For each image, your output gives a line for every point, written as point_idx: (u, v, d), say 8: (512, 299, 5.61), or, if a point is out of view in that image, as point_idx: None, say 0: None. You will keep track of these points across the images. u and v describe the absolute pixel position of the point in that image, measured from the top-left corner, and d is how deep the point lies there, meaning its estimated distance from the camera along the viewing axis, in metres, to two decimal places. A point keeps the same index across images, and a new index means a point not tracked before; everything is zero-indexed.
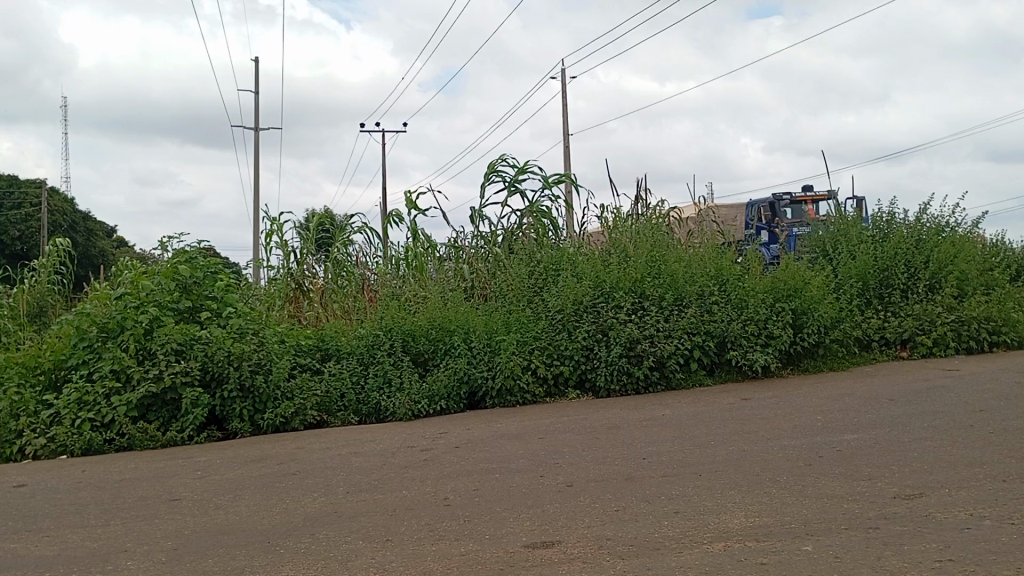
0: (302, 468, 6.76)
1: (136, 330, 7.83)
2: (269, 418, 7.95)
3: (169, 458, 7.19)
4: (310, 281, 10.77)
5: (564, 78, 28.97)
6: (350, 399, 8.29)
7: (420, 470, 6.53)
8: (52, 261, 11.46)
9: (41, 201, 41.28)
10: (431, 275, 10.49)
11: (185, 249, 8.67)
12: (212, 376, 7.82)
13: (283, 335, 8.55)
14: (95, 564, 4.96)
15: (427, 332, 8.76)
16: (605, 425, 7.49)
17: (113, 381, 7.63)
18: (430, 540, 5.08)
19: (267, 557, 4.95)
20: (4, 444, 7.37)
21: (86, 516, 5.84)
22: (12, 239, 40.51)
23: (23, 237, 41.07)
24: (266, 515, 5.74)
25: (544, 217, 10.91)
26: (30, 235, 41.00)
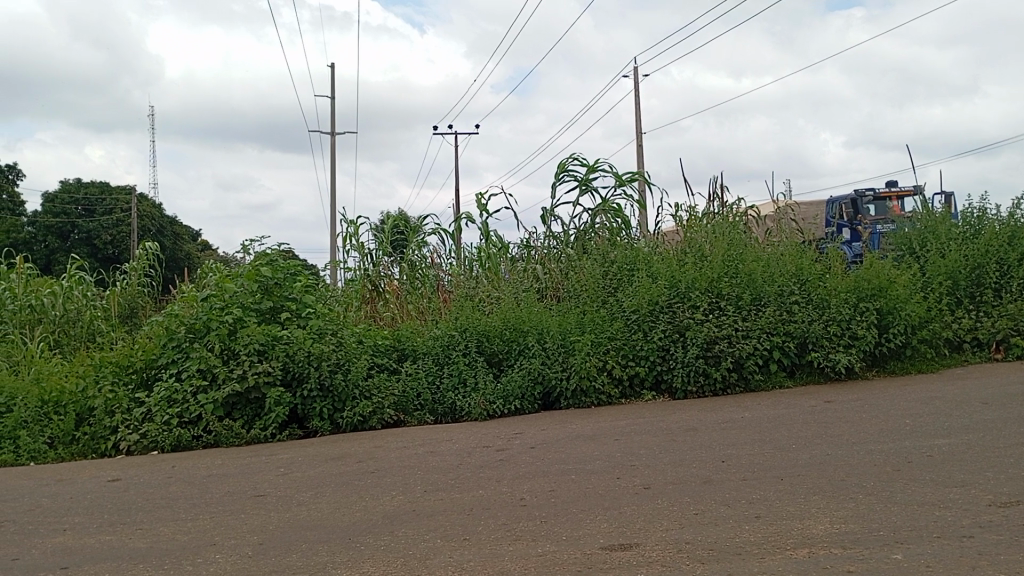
0: (380, 467, 6.87)
1: (221, 330, 8.08)
2: (347, 416, 8.10)
3: (254, 455, 7.40)
4: (386, 282, 10.93)
5: (637, 74, 28.72)
6: (426, 399, 8.39)
7: (497, 470, 6.57)
8: (141, 264, 11.99)
9: (131, 207, 43.13)
10: (505, 275, 10.55)
11: (267, 251, 8.92)
12: (293, 376, 8.02)
13: (361, 335, 8.72)
14: (186, 556, 5.15)
15: (502, 332, 8.81)
16: (682, 427, 7.40)
17: (200, 380, 7.89)
18: (507, 540, 5.10)
19: (349, 553, 5.05)
20: (100, 439, 7.70)
21: (176, 510, 6.06)
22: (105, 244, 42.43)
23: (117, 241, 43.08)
24: (346, 512, 5.86)
25: (617, 215, 10.82)
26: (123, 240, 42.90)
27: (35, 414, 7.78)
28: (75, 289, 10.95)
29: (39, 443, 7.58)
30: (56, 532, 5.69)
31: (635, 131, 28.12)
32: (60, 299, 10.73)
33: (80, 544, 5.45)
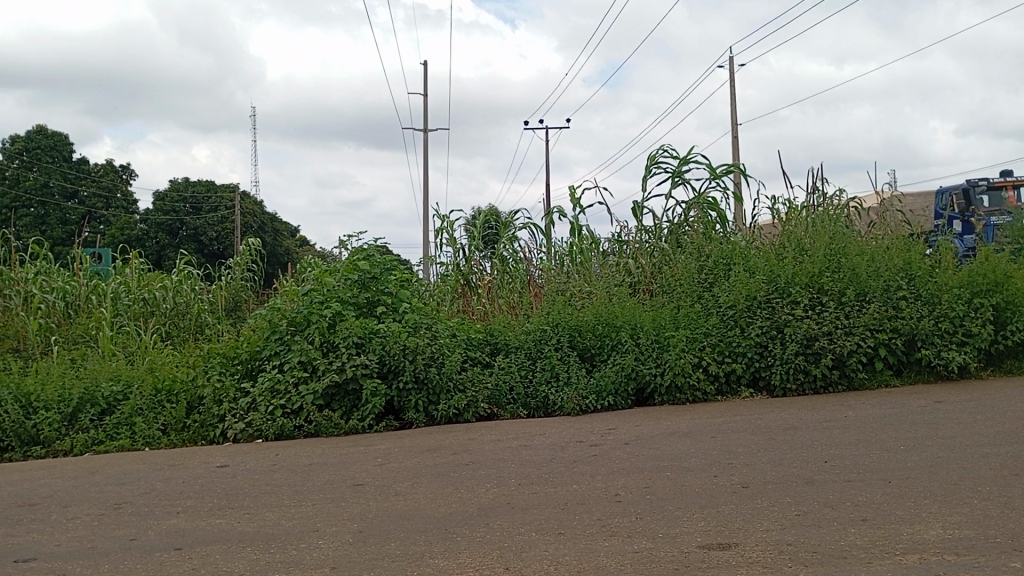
0: (475, 459, 6.95)
1: (321, 324, 8.32)
2: (442, 409, 8.22)
3: (352, 445, 7.60)
4: (478, 277, 11.04)
5: (733, 64, 28.09)
6: (519, 393, 8.43)
7: (590, 465, 6.56)
8: (245, 260, 12.47)
9: (234, 205, 44.90)
10: (596, 270, 10.50)
11: (364, 246, 9.15)
12: (389, 368, 8.19)
13: (455, 329, 8.84)
14: (291, 542, 5.33)
15: (594, 327, 8.79)
16: (781, 425, 7.22)
17: (301, 371, 8.15)
18: (603, 535, 5.08)
19: (446, 544, 5.13)
20: (209, 427, 8.07)
21: (280, 497, 6.28)
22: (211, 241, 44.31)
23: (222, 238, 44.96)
24: (443, 503, 5.95)
25: (712, 209, 10.61)
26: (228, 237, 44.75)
27: (149, 402, 8.14)
28: (184, 284, 11.46)
29: (153, 430, 7.94)
30: (170, 514, 5.98)
31: (730, 122, 27.56)
32: (171, 293, 11.26)
33: (192, 526, 5.72)
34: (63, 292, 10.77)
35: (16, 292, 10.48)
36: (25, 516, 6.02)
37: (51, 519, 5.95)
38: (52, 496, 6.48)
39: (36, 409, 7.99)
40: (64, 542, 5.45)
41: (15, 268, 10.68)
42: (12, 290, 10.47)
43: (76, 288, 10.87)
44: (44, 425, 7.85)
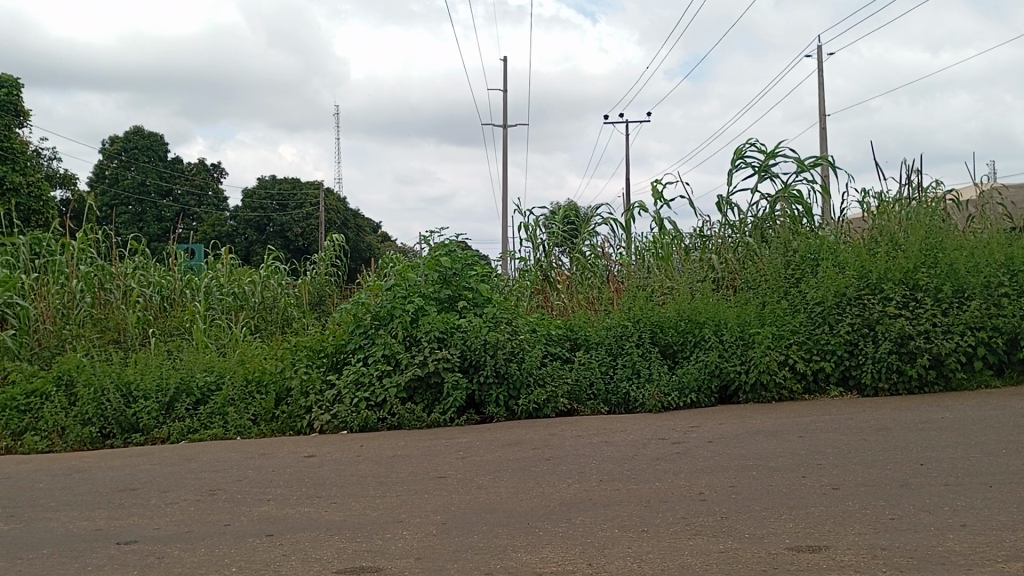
0: (556, 454, 6.95)
1: (404, 318, 8.47)
2: (523, 403, 8.24)
3: (434, 438, 7.69)
4: (557, 272, 11.03)
5: (821, 52, 27.25)
6: (599, 388, 8.39)
7: (673, 463, 6.48)
8: (329, 255, 12.98)
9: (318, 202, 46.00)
10: (678, 266, 10.37)
11: (445, 243, 9.25)
12: (471, 362, 8.25)
13: (535, 324, 8.87)
14: (376, 531, 5.44)
15: (677, 324, 8.70)
16: (873, 426, 7.00)
17: (385, 365, 8.30)
18: (687, 534, 5.02)
19: (529, 538, 5.15)
20: (296, 418, 8.28)
21: (365, 487, 6.42)
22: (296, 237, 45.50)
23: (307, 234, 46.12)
24: (524, 497, 5.98)
25: (798, 202, 10.34)
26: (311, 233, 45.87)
27: (240, 393, 8.43)
28: (271, 278, 11.92)
29: (244, 419, 8.22)
30: (261, 501, 6.18)
31: (818, 112, 26.81)
32: (259, 287, 11.67)
33: (281, 513, 5.90)
34: (159, 286, 11.14)
35: (116, 287, 10.70)
36: (127, 500, 6.32)
37: (150, 503, 6.22)
38: (152, 482, 6.77)
39: (136, 398, 8.30)
40: (163, 526, 5.69)
41: (115, 263, 10.95)
42: (112, 284, 10.69)
43: (171, 282, 11.26)
44: (143, 413, 8.16)
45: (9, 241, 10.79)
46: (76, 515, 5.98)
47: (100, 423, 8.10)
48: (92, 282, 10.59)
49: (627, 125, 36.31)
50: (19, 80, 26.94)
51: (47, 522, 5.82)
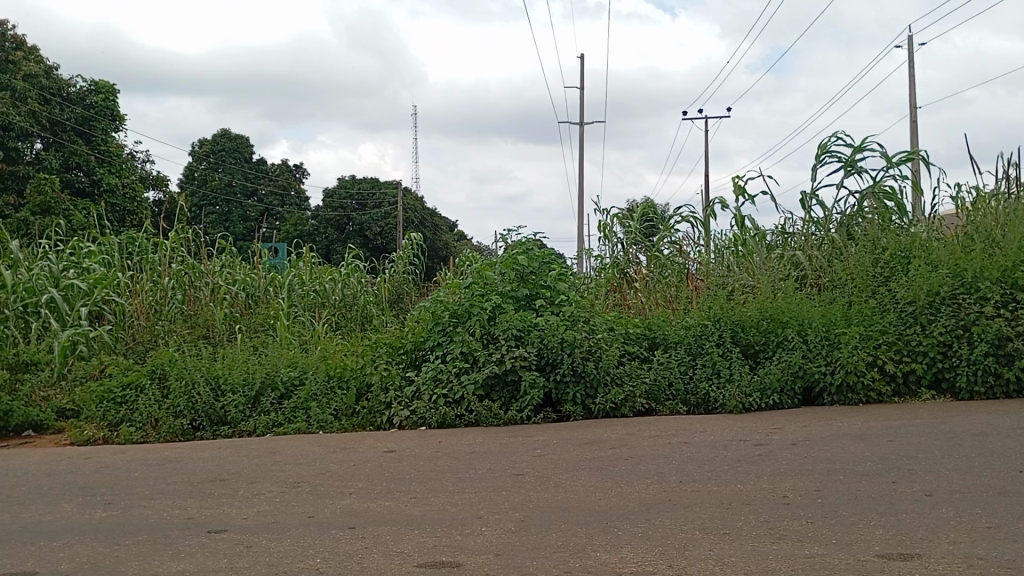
0: (635, 454, 6.89)
1: (482, 316, 8.53)
2: (600, 403, 8.17)
3: (511, 436, 7.71)
4: (635, 269, 10.93)
5: (913, 43, 26.25)
6: (679, 388, 8.26)
7: (755, 465, 6.35)
8: (407, 254, 13.49)
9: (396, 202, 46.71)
10: (760, 264, 10.17)
11: (523, 241, 9.33)
12: (548, 360, 8.26)
13: (612, 323, 8.83)
14: (456, 527, 5.49)
15: (759, 323, 8.55)
16: (968, 430, 6.70)
17: (463, 362, 8.36)
18: (770, 538, 4.91)
19: (608, 538, 5.12)
20: (376, 413, 8.41)
21: (444, 483, 6.49)
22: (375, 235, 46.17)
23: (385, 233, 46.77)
24: (602, 496, 5.95)
25: (888, 198, 9.99)
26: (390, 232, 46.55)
27: (323, 388, 8.62)
28: (351, 277, 12.40)
29: (326, 414, 8.37)
30: (343, 495, 6.31)
31: (910, 105, 25.83)
32: (340, 285, 12.17)
33: (363, 507, 6.01)
34: (245, 284, 11.51)
35: (205, 284, 11.12)
36: (217, 490, 6.54)
37: (238, 494, 6.42)
38: (239, 473, 6.99)
39: (225, 391, 8.58)
40: (250, 516, 5.87)
41: (204, 261, 11.38)
42: (202, 282, 11.11)
43: (256, 280, 11.61)
44: (231, 407, 8.42)
45: (106, 241, 11.28)
46: (169, 503, 6.23)
47: (191, 415, 8.39)
48: (183, 280, 11.01)
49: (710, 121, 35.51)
50: (116, 87, 28.16)
51: (142, 510, 6.07)
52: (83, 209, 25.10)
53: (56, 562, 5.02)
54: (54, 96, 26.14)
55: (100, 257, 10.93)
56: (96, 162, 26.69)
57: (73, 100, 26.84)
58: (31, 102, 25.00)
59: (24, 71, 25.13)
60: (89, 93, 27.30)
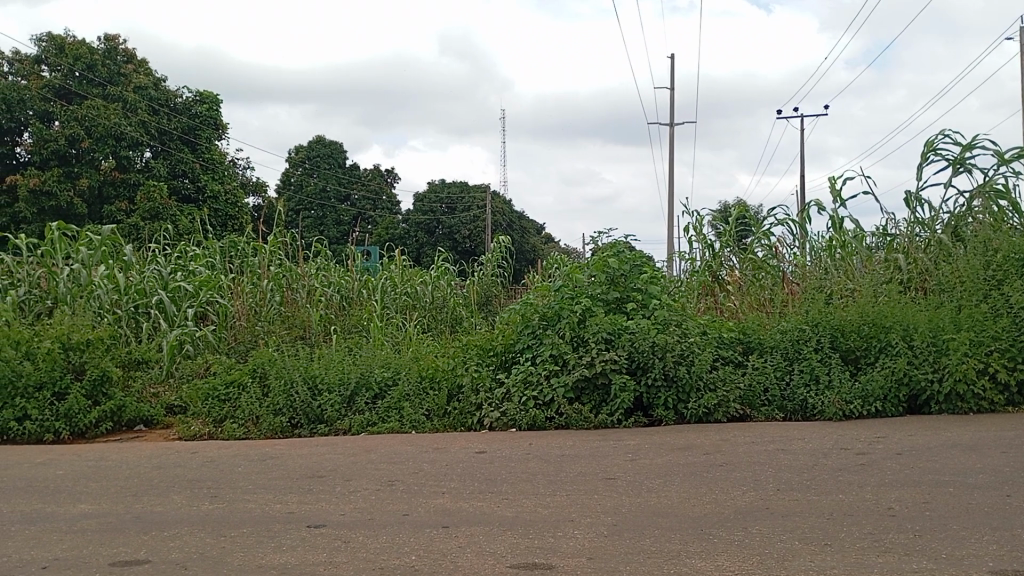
0: (729, 460, 6.76)
1: (572, 319, 8.51)
2: (692, 408, 8.05)
3: (603, 439, 7.66)
4: (728, 272, 10.67)
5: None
6: (775, 394, 8.07)
7: (857, 475, 6.14)
8: (495, 257, 13.67)
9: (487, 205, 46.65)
10: (860, 268, 9.84)
11: (613, 243, 9.27)
12: (638, 364, 8.18)
13: (705, 326, 8.68)
14: (548, 528, 5.50)
15: (860, 328, 8.31)
16: None
17: (552, 365, 8.36)
18: (875, 551, 4.73)
19: (703, 544, 5.03)
20: (467, 414, 8.51)
21: (536, 485, 6.51)
22: (463, 238, 46.63)
23: (474, 237, 47.16)
24: (697, 502, 5.85)
25: (1001, 198, 9.50)
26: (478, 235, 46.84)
27: (415, 388, 8.78)
28: (441, 279, 12.67)
29: (418, 414, 8.52)
30: (436, 494, 6.40)
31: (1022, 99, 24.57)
32: (430, 288, 12.46)
33: (456, 506, 6.09)
34: (339, 286, 11.82)
35: (301, 287, 11.48)
36: (315, 486, 6.72)
37: (335, 490, 6.60)
38: (336, 470, 7.18)
39: (321, 390, 8.82)
40: (348, 512, 6.02)
41: (301, 264, 11.75)
42: (299, 284, 11.47)
43: (349, 283, 11.91)
44: (328, 406, 8.66)
45: (210, 245, 11.77)
46: (271, 498, 6.45)
47: (289, 413, 8.65)
48: (281, 282, 11.40)
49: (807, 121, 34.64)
50: (219, 96, 29.46)
51: (246, 503, 6.31)
52: (189, 214, 26.27)
53: (167, 551, 5.26)
54: (162, 107, 27.40)
55: (205, 261, 11.43)
56: (200, 169, 27.92)
57: (179, 111, 28.08)
58: (142, 113, 26.23)
59: (135, 84, 26.61)
60: (194, 103, 28.70)
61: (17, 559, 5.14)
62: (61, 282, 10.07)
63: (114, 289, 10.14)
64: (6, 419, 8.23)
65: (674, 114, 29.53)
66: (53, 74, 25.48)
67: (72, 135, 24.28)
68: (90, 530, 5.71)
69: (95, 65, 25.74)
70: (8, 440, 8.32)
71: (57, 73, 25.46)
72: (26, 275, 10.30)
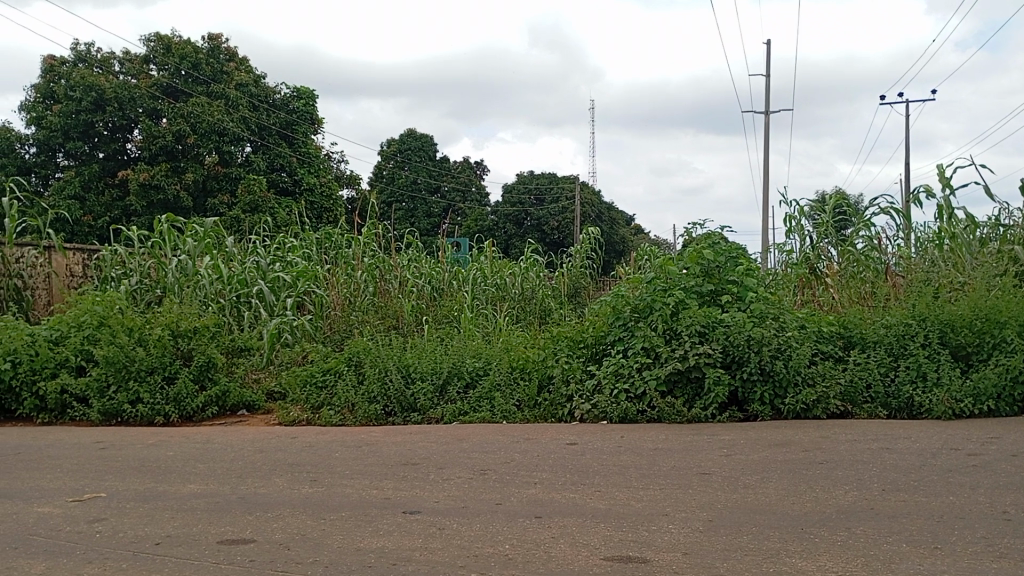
0: (830, 458, 6.55)
1: (664, 311, 8.39)
2: (790, 403, 7.83)
3: (696, 434, 7.55)
4: (826, 265, 10.37)
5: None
6: (878, 391, 7.79)
7: (969, 476, 5.87)
8: (584, 249, 13.65)
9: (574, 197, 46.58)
10: (973, 260, 9.35)
11: (708, 234, 9.10)
12: (734, 358, 8.01)
13: (803, 320, 8.45)
14: (642, 522, 5.45)
15: (971, 323, 7.96)
16: None
17: (644, 357, 8.28)
18: (988, 556, 4.51)
19: (804, 544, 4.90)
20: (558, 406, 8.52)
21: (628, 478, 6.45)
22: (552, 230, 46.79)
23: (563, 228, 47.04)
24: (797, 500, 5.70)
25: None
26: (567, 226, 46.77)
27: (506, 378, 8.85)
28: (531, 271, 12.76)
29: (510, 405, 8.58)
30: (529, 484, 6.43)
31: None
32: (520, 279, 12.57)
33: (548, 497, 6.10)
34: (430, 277, 11.98)
35: (394, 277, 11.70)
36: (409, 473, 6.85)
37: (429, 478, 6.70)
38: (429, 458, 7.29)
39: (414, 379, 8.97)
40: (442, 500, 6.11)
41: (393, 256, 11.98)
42: (392, 275, 11.69)
43: (440, 274, 12.05)
44: (420, 394, 8.80)
45: (307, 236, 12.10)
46: (367, 484, 6.60)
47: (384, 401, 8.83)
48: (375, 273, 11.63)
49: (910, 107, 33.29)
50: (314, 92, 30.34)
51: (343, 488, 6.48)
52: (286, 207, 27.13)
53: (271, 532, 5.45)
54: (261, 103, 28.32)
55: (302, 252, 11.78)
56: (297, 163, 28.75)
57: (277, 106, 28.96)
58: (242, 109, 27.16)
59: (236, 82, 27.59)
60: (292, 99, 29.59)
61: (133, 535, 5.41)
62: (169, 272, 10.51)
63: (218, 279, 10.55)
64: (120, 401, 8.67)
65: (769, 102, 28.82)
66: (161, 73, 26.65)
67: (178, 131, 25.37)
68: (199, 510, 5.97)
69: (201, 64, 26.91)
70: (122, 421, 8.78)
71: (163, 72, 26.64)
72: (138, 266, 10.82)
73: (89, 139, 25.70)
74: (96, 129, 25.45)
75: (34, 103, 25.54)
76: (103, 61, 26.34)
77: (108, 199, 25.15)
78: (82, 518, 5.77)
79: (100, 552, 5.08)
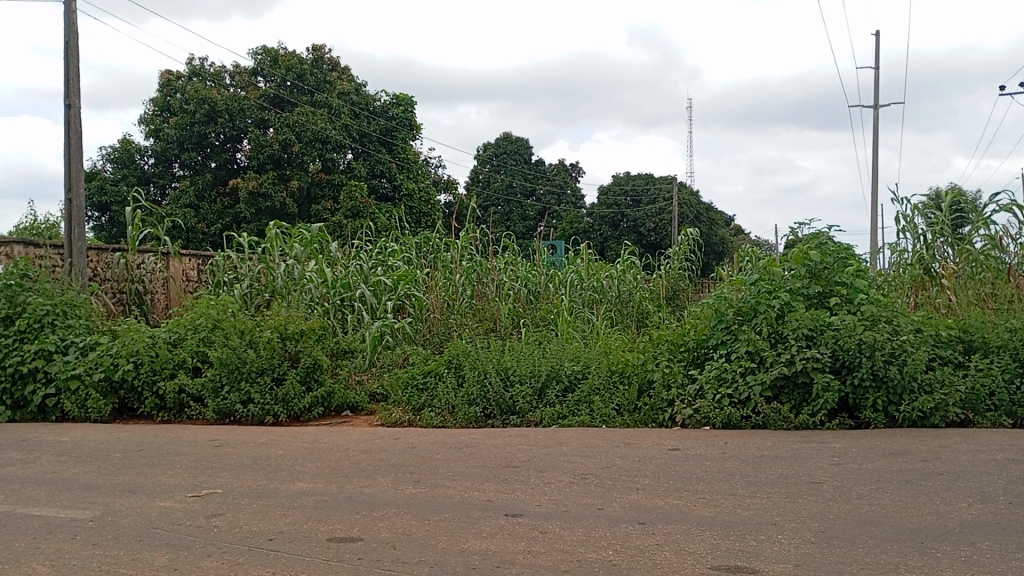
0: (950, 469, 6.24)
1: (770, 315, 8.15)
2: (905, 411, 7.50)
3: (804, 441, 7.31)
4: (941, 266, 9.89)
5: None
6: (1002, 399, 7.48)
7: None
8: (683, 251, 13.47)
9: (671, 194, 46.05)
10: None
11: (816, 233, 8.77)
12: (844, 363, 7.70)
13: (920, 324, 8.10)
14: (749, 531, 5.32)
15: None
16: None
17: (749, 362, 8.06)
18: None
19: (924, 558, 4.67)
20: (658, 410, 8.40)
21: (734, 485, 6.30)
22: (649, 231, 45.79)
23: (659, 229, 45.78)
24: (914, 512, 5.44)
25: None
26: (664, 227, 45.28)
27: (606, 382, 8.81)
28: (627, 274, 12.78)
29: (609, 409, 8.52)
30: (630, 490, 6.36)
31: None
32: (616, 282, 12.57)
33: (651, 503, 6.01)
34: (527, 280, 12.07)
35: (491, 281, 11.89)
36: (510, 476, 6.89)
37: (530, 481, 6.72)
38: (529, 461, 7.31)
39: (514, 382, 9.00)
40: (543, 503, 6.11)
41: (490, 258, 12.13)
42: (488, 279, 11.87)
43: (536, 277, 12.15)
44: (520, 397, 8.84)
45: (406, 241, 12.33)
46: (469, 485, 6.66)
47: (483, 403, 8.90)
48: (472, 276, 11.80)
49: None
50: (412, 98, 30.94)
51: (446, 489, 6.56)
52: (386, 212, 27.73)
53: (378, 530, 5.57)
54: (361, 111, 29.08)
55: (402, 255, 12.00)
56: (396, 168, 29.31)
57: (376, 114, 29.68)
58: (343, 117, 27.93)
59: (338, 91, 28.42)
60: (390, 105, 30.17)
61: (248, 530, 5.63)
62: (278, 276, 10.92)
63: (323, 283, 10.86)
64: (233, 401, 9.05)
65: (878, 93, 27.73)
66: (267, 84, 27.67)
67: (284, 140, 26.34)
68: (308, 507, 6.15)
69: (304, 75, 27.82)
70: (235, 420, 9.15)
71: (270, 84, 27.67)
72: (248, 271, 11.26)
73: (201, 150, 26.95)
74: (208, 140, 26.68)
75: (152, 116, 27.04)
76: (215, 74, 27.58)
77: (219, 207, 26.31)
78: (200, 513, 6.04)
79: (218, 546, 5.30)
